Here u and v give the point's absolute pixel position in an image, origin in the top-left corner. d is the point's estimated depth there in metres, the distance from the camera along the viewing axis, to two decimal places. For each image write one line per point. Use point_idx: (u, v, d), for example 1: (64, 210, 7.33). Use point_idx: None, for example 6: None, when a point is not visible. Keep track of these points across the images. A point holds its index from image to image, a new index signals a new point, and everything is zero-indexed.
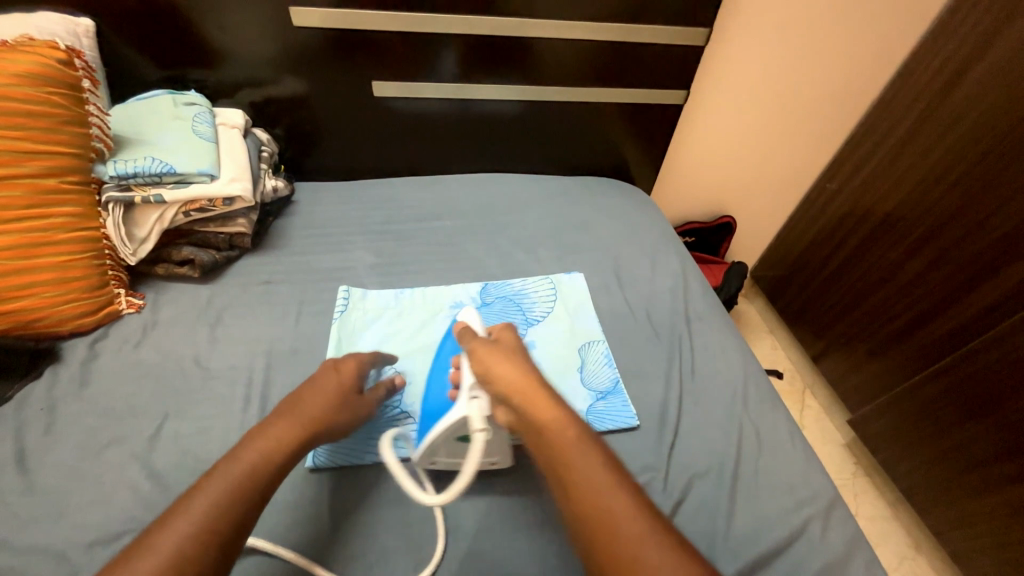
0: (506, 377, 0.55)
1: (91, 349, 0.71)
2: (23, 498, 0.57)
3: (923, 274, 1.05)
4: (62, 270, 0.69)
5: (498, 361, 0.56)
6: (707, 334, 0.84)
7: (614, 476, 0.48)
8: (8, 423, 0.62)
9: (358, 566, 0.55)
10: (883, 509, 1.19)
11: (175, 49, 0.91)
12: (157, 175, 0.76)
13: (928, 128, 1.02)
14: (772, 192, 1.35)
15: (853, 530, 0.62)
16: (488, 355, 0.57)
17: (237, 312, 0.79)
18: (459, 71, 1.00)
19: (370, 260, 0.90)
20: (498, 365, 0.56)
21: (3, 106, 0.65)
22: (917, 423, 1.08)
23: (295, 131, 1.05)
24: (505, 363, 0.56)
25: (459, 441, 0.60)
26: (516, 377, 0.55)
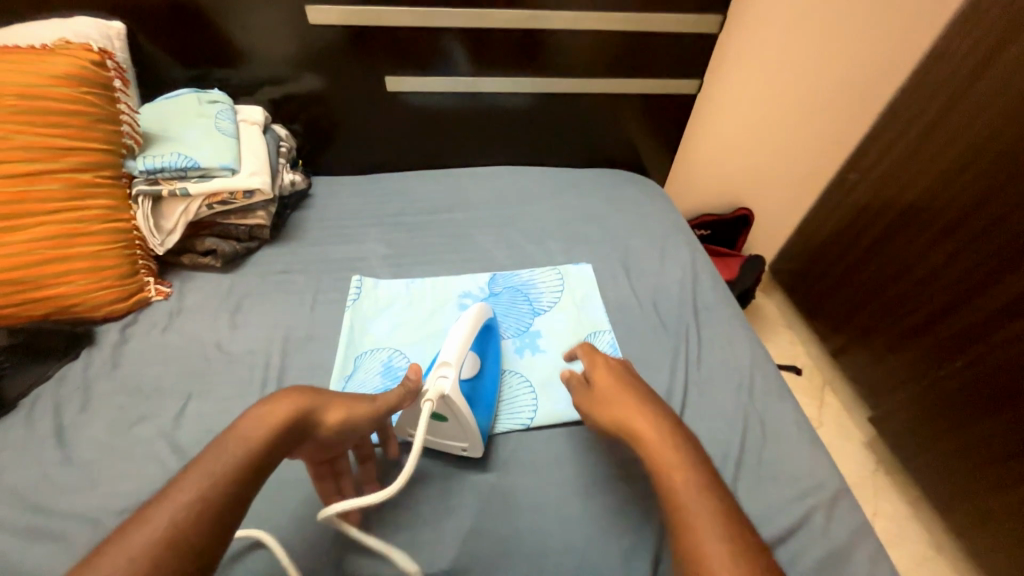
0: (621, 418, 0.56)
1: (123, 333, 0.76)
2: (63, 467, 0.62)
3: (947, 266, 1.01)
4: (97, 260, 0.74)
5: (617, 407, 0.57)
6: (715, 325, 0.84)
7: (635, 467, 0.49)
8: (51, 399, 0.68)
9: (365, 540, 0.58)
10: (903, 508, 1.16)
11: (200, 50, 0.95)
12: (182, 169, 0.80)
13: (957, 114, 0.98)
14: (790, 183, 1.32)
15: (859, 522, 0.62)
16: (605, 404, 0.59)
17: (257, 300, 0.83)
18: (472, 65, 1.01)
19: (382, 251, 0.93)
20: (613, 408, 0.58)
21: (43, 105, 0.70)
22: (941, 420, 1.05)
23: (313, 126, 1.08)
24: (618, 405, 0.58)
25: (434, 421, 0.63)
26: (621, 407, 0.57)
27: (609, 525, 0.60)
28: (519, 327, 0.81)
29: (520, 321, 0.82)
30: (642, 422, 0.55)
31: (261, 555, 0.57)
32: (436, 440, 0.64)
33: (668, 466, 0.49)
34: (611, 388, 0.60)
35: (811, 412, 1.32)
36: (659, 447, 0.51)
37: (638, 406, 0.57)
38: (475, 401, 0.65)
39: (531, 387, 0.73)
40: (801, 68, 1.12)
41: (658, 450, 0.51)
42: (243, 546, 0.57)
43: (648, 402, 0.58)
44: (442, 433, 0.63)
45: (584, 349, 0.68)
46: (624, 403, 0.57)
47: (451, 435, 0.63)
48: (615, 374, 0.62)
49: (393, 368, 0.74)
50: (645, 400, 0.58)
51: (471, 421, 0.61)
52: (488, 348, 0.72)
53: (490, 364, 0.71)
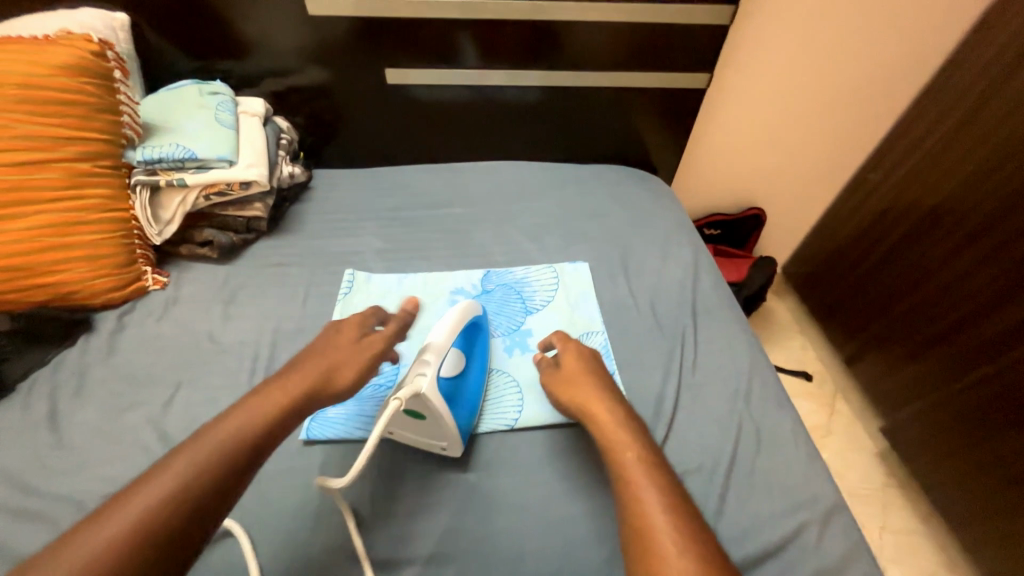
0: (580, 400, 0.59)
1: (119, 321, 0.77)
2: (55, 451, 0.63)
3: (972, 273, 0.96)
4: (95, 248, 0.75)
5: (576, 389, 0.60)
6: (714, 328, 0.81)
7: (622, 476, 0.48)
8: (46, 384, 0.70)
9: (341, 536, 0.58)
10: (915, 523, 1.11)
11: (204, 42, 0.95)
12: (180, 160, 0.81)
13: (987, 112, 0.92)
14: (806, 183, 1.27)
15: (854, 539, 0.59)
16: (566, 386, 0.62)
17: (251, 291, 0.83)
18: (480, 59, 0.99)
19: (378, 245, 0.92)
20: (572, 390, 0.61)
21: (44, 95, 0.72)
22: (957, 435, 0.99)
23: (315, 119, 1.08)
24: (578, 387, 0.60)
25: (413, 420, 0.62)
26: (581, 390, 0.60)
27: (590, 530, 0.58)
28: (509, 326, 0.80)
29: (512, 319, 0.81)
30: (600, 408, 0.57)
31: (238, 546, 0.57)
32: (414, 438, 0.63)
33: (621, 448, 0.52)
34: (574, 370, 0.62)
35: (821, 421, 1.27)
36: (612, 431, 0.54)
37: (597, 390, 0.59)
38: (457, 399, 0.64)
39: (518, 386, 0.72)
40: (818, 62, 1.06)
41: (614, 436, 0.54)
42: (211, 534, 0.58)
43: (609, 388, 0.60)
44: (421, 431, 0.62)
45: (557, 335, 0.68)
46: (585, 386, 0.60)
47: (430, 434, 0.62)
48: (583, 358, 0.64)
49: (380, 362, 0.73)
50: (604, 386, 0.60)
51: (449, 420, 0.60)
52: (474, 347, 0.71)
53: (476, 362, 0.70)
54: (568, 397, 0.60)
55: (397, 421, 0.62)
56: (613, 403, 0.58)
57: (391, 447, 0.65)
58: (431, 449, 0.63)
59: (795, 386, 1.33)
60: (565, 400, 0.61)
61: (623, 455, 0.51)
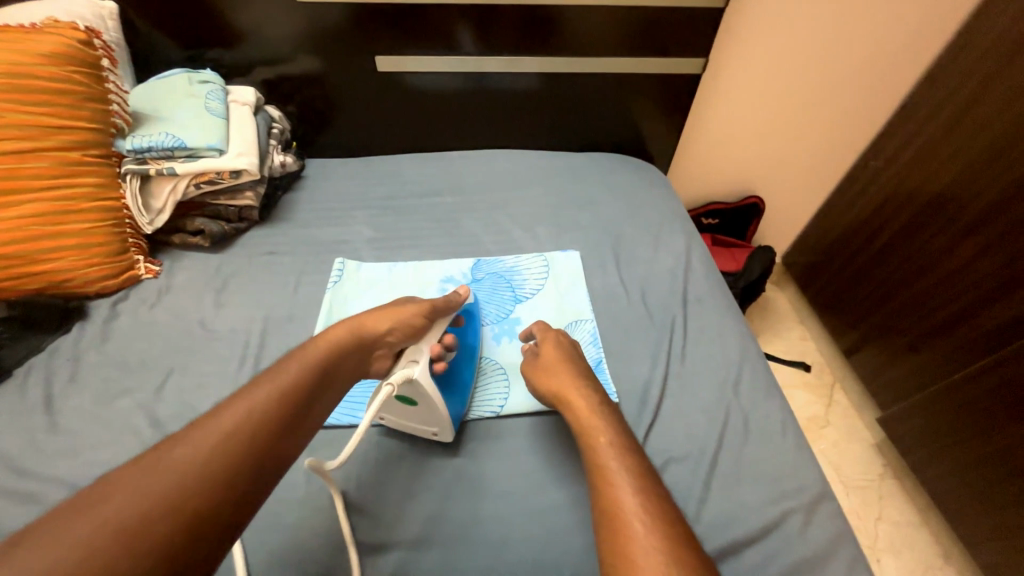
0: (556, 386, 0.62)
1: (112, 309, 0.78)
2: (48, 436, 0.64)
3: (973, 262, 0.94)
4: (86, 237, 0.76)
5: (552, 376, 0.63)
6: (705, 316, 0.80)
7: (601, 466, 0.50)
8: (40, 371, 0.71)
9: (327, 520, 0.59)
10: (911, 513, 1.11)
11: (193, 30, 0.95)
12: (170, 149, 0.81)
13: (990, 97, 0.89)
14: (806, 170, 1.25)
15: (839, 526, 0.59)
16: (543, 374, 0.64)
17: (243, 280, 0.83)
18: (483, 50, 0.99)
19: (369, 234, 0.92)
20: (548, 377, 0.63)
21: (31, 84, 0.72)
22: (955, 426, 0.98)
23: (308, 108, 1.07)
24: (554, 375, 0.63)
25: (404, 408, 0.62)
26: (556, 377, 0.62)
27: (573, 516, 0.59)
28: (499, 314, 0.80)
29: (501, 307, 0.81)
30: (574, 394, 0.59)
31: None
32: (407, 425, 0.64)
33: (596, 433, 0.54)
34: (552, 359, 0.65)
35: (818, 412, 1.26)
36: (588, 416, 0.57)
37: (573, 377, 0.62)
38: (451, 387, 0.65)
39: (505, 374, 0.72)
40: (817, 46, 1.04)
41: (588, 421, 0.56)
42: None
43: (582, 375, 0.63)
44: (413, 416, 0.63)
45: (538, 327, 0.70)
46: (561, 374, 0.62)
47: (421, 418, 0.63)
48: (561, 347, 0.67)
49: None
50: (579, 374, 0.63)
51: (438, 409, 0.61)
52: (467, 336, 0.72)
53: (469, 351, 0.71)
54: (544, 384, 0.63)
55: (388, 407, 0.63)
56: (588, 389, 0.60)
57: (380, 432, 0.66)
58: (421, 435, 0.64)
59: (793, 376, 1.33)
60: (542, 388, 0.63)
61: (597, 440, 0.54)
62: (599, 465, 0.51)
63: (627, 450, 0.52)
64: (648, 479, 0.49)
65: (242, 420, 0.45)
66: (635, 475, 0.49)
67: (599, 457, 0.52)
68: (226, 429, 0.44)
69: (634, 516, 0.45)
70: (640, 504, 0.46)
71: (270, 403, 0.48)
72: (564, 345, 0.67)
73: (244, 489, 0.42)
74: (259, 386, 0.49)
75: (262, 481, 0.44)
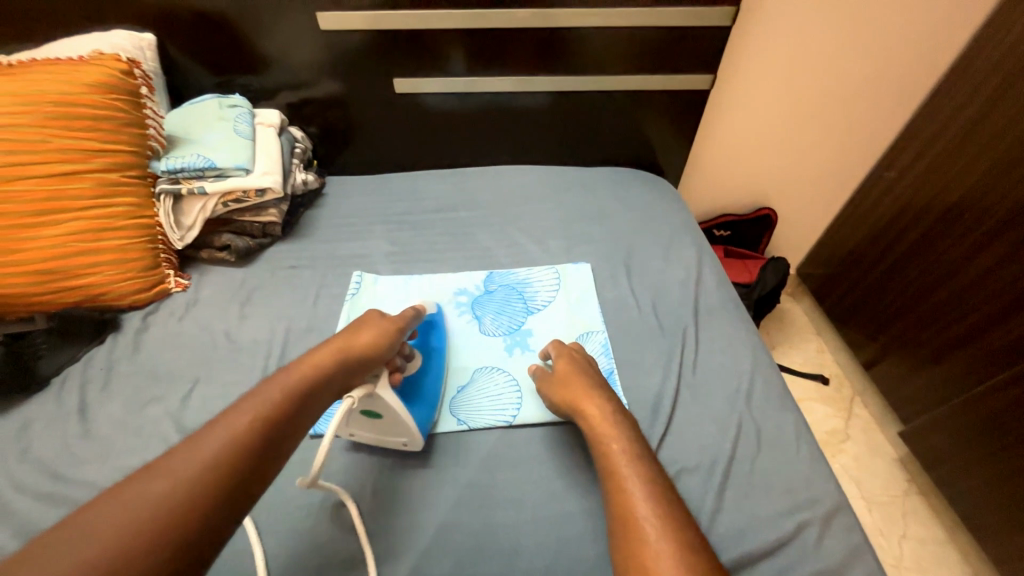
0: (571, 397, 0.62)
1: (143, 320, 0.82)
2: (82, 441, 0.68)
3: (993, 271, 0.92)
4: (121, 253, 0.80)
5: (568, 387, 0.64)
6: (716, 327, 0.80)
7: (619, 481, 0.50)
8: (76, 379, 0.75)
9: (344, 526, 0.60)
10: (937, 531, 1.07)
11: (225, 59, 1.01)
12: (201, 170, 0.86)
13: (1004, 106, 0.88)
14: (818, 181, 1.25)
15: (856, 540, 0.58)
16: (558, 387, 0.65)
17: (265, 293, 0.87)
18: (467, 67, 1.02)
19: (386, 249, 0.95)
20: (563, 389, 0.64)
21: (76, 111, 0.77)
22: (981, 440, 0.95)
23: (329, 129, 1.12)
24: (568, 387, 0.64)
25: (372, 422, 0.64)
26: (570, 388, 0.63)
27: (585, 525, 0.59)
28: (511, 325, 0.82)
29: (513, 319, 0.83)
30: (588, 403, 0.60)
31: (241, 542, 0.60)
32: (376, 438, 0.65)
33: (608, 441, 0.55)
34: (566, 372, 0.66)
35: (838, 425, 1.24)
36: (600, 424, 0.58)
37: (586, 386, 0.63)
38: (416, 396, 0.68)
39: (516, 385, 0.74)
40: (825, 60, 1.05)
41: (602, 429, 0.57)
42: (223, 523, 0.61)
43: (598, 386, 0.63)
44: (381, 429, 0.65)
45: (555, 345, 0.72)
46: (577, 385, 0.63)
47: (388, 430, 0.64)
48: (574, 360, 0.68)
49: None
50: (596, 385, 0.63)
51: (405, 417, 0.63)
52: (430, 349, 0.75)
53: (433, 362, 0.73)
54: (559, 395, 0.64)
55: (354, 421, 0.64)
56: (603, 399, 0.61)
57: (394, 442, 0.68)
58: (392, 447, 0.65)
59: (810, 389, 1.31)
60: (557, 399, 0.64)
61: (609, 447, 0.54)
62: (611, 472, 0.52)
63: (638, 457, 0.53)
64: (659, 487, 0.50)
65: (227, 440, 0.46)
66: (645, 482, 0.50)
67: (612, 463, 0.53)
68: (213, 449, 0.45)
69: (645, 522, 0.46)
70: (651, 510, 0.47)
71: (254, 423, 0.49)
72: (578, 360, 0.69)
73: (228, 507, 0.43)
74: (243, 404, 0.50)
75: (245, 499, 0.45)
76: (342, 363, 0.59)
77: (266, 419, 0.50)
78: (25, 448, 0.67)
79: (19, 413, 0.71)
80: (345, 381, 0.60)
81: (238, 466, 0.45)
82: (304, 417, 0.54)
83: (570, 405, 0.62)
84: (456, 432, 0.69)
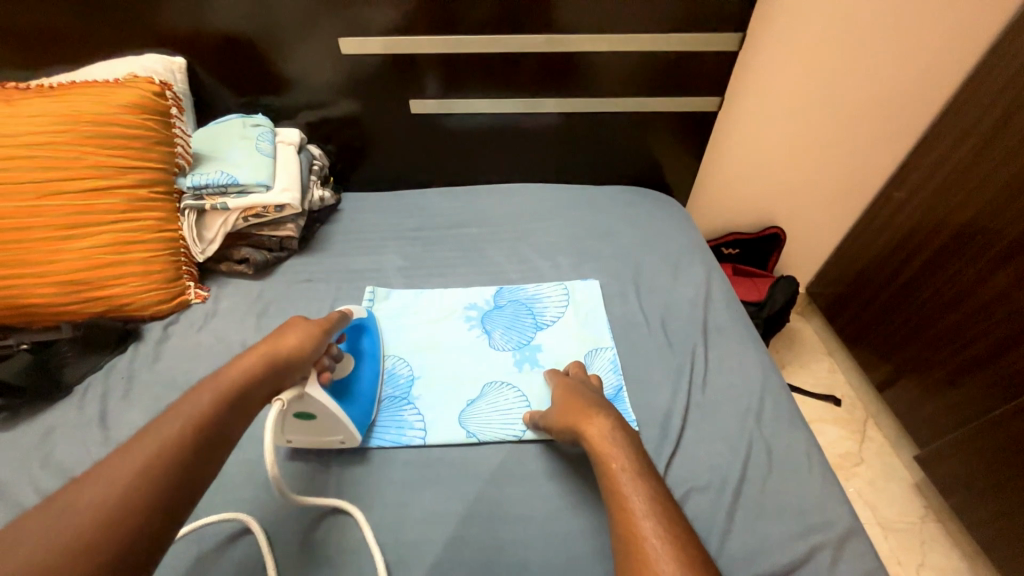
0: (572, 422, 0.63)
1: (164, 331, 0.85)
2: (102, 448, 0.69)
3: (1007, 293, 0.92)
4: (146, 265, 0.83)
5: (568, 412, 0.64)
6: (725, 346, 0.81)
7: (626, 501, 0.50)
8: (99, 387, 0.77)
9: (355, 538, 0.61)
10: (957, 561, 1.04)
11: (249, 80, 1.05)
12: (224, 186, 0.89)
13: (1013, 129, 0.89)
14: (827, 201, 1.25)
15: (871, 566, 0.57)
16: (559, 416, 0.65)
17: (281, 306, 0.89)
18: (441, 88, 1.05)
19: (398, 263, 0.98)
20: (563, 415, 0.64)
21: (110, 130, 0.82)
22: (998, 466, 0.93)
23: (346, 147, 1.16)
24: (569, 412, 0.64)
25: (305, 424, 0.65)
26: (569, 414, 0.64)
27: (593, 544, 0.59)
28: (520, 340, 0.83)
29: (523, 334, 0.84)
30: (588, 424, 0.61)
31: (245, 552, 0.60)
32: (315, 441, 0.67)
33: (611, 461, 0.56)
34: (565, 399, 0.67)
35: (852, 448, 1.22)
36: (603, 443, 0.58)
37: (590, 406, 0.63)
38: (349, 395, 0.69)
39: (525, 400, 0.74)
40: (831, 84, 1.07)
41: (604, 448, 0.57)
42: (234, 532, 0.62)
43: (603, 408, 0.63)
44: (317, 430, 0.66)
45: (554, 375, 0.74)
46: (577, 410, 0.63)
47: (324, 431, 0.66)
48: (574, 388, 0.69)
49: (396, 376, 0.79)
50: (599, 406, 0.64)
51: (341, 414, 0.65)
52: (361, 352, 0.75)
53: (366, 363, 0.75)
54: (560, 421, 0.64)
55: (290, 427, 0.65)
56: (606, 417, 0.61)
57: (405, 455, 0.69)
58: (331, 446, 0.67)
59: (823, 410, 1.29)
60: (561, 421, 0.64)
61: (610, 467, 0.55)
62: (616, 489, 0.52)
63: (645, 475, 0.53)
64: (666, 505, 0.50)
65: (168, 447, 0.47)
66: (651, 501, 0.50)
67: (616, 482, 0.53)
68: (154, 456, 0.46)
69: (649, 541, 0.46)
70: (656, 530, 0.47)
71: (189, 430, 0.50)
72: (577, 387, 0.69)
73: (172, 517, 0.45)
74: (181, 409, 0.51)
75: (184, 505, 0.46)
76: (269, 366, 0.59)
77: (201, 425, 0.51)
78: (47, 453, 0.69)
79: (42, 420, 0.73)
80: (275, 385, 0.60)
81: (173, 471, 0.46)
82: (239, 422, 0.55)
83: (574, 430, 0.62)
84: (465, 446, 0.70)
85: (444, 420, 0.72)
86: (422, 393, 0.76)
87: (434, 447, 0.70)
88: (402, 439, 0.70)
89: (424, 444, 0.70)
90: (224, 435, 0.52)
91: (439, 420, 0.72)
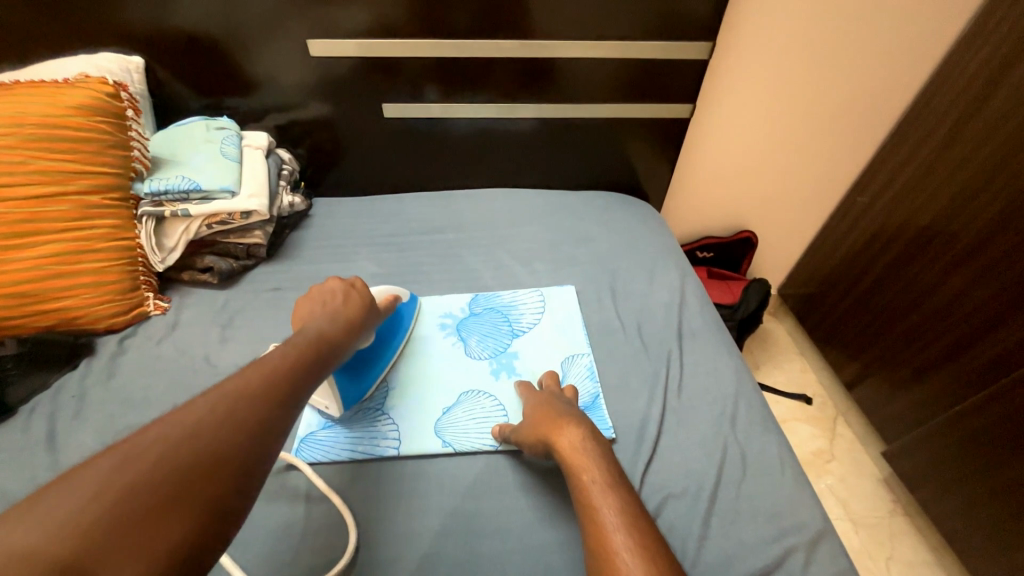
0: (544, 433, 0.61)
1: (120, 345, 0.81)
2: (47, 473, 0.66)
3: (966, 292, 0.95)
4: (100, 276, 0.79)
5: (538, 424, 0.63)
6: (698, 351, 0.82)
7: (601, 518, 0.49)
8: (46, 408, 0.72)
9: (324, 558, 0.58)
10: (922, 552, 1.08)
11: (214, 81, 1.02)
12: (184, 192, 0.86)
13: (968, 134, 0.93)
14: (796, 207, 1.28)
15: (841, 566, 0.58)
16: (530, 429, 0.64)
17: (247, 317, 0.86)
18: (433, 96, 1.04)
19: (371, 269, 0.95)
20: (530, 427, 0.64)
21: (58, 133, 0.77)
22: (962, 460, 0.97)
23: (316, 150, 1.12)
24: (540, 422, 0.63)
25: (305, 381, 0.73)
26: (536, 427, 0.63)
27: (569, 555, 0.59)
28: (496, 348, 0.82)
29: (498, 341, 0.83)
30: (559, 432, 0.60)
31: None
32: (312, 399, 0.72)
33: (582, 473, 0.55)
34: (535, 412, 0.66)
35: (823, 446, 1.25)
36: (573, 453, 0.57)
37: (560, 415, 0.63)
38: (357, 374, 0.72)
39: (502, 411, 0.73)
40: (797, 91, 1.10)
41: (574, 459, 0.57)
42: None
43: (574, 416, 0.63)
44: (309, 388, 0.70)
45: (525, 388, 0.73)
46: (550, 421, 0.62)
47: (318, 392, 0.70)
48: (544, 400, 0.68)
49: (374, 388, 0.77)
50: (569, 415, 0.63)
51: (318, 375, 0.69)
52: (392, 317, 0.80)
53: (396, 321, 0.80)
54: (532, 433, 0.63)
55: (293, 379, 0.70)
56: (576, 426, 0.61)
57: (377, 471, 0.67)
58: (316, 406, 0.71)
59: (795, 409, 1.32)
60: (531, 434, 0.63)
61: (582, 479, 0.54)
62: (589, 503, 0.51)
63: (616, 487, 0.52)
64: (637, 515, 0.49)
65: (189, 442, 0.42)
66: (623, 512, 0.49)
67: (587, 495, 0.52)
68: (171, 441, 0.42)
69: (620, 556, 0.45)
70: (627, 543, 0.46)
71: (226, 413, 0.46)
72: (548, 396, 0.69)
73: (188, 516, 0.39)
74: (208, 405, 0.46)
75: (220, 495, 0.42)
76: None
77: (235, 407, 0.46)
78: None
79: None
80: None
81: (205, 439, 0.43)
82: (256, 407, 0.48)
83: (547, 440, 0.61)
84: (440, 458, 0.68)
85: (420, 432, 0.71)
86: (398, 403, 0.75)
87: (408, 460, 0.68)
88: (374, 450, 0.68)
89: (398, 455, 0.68)
90: (266, 455, 0.46)
91: (414, 429, 0.71)
